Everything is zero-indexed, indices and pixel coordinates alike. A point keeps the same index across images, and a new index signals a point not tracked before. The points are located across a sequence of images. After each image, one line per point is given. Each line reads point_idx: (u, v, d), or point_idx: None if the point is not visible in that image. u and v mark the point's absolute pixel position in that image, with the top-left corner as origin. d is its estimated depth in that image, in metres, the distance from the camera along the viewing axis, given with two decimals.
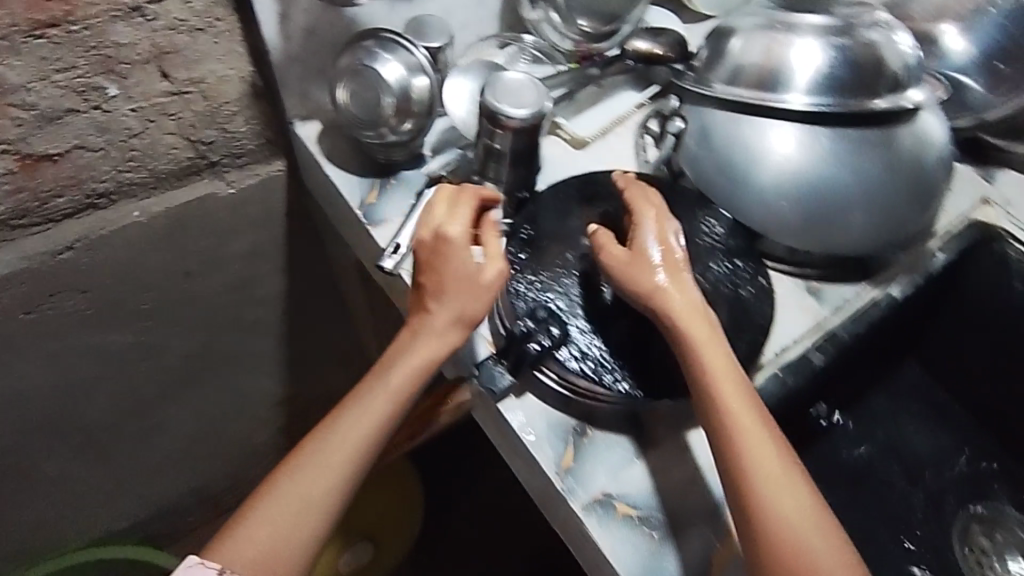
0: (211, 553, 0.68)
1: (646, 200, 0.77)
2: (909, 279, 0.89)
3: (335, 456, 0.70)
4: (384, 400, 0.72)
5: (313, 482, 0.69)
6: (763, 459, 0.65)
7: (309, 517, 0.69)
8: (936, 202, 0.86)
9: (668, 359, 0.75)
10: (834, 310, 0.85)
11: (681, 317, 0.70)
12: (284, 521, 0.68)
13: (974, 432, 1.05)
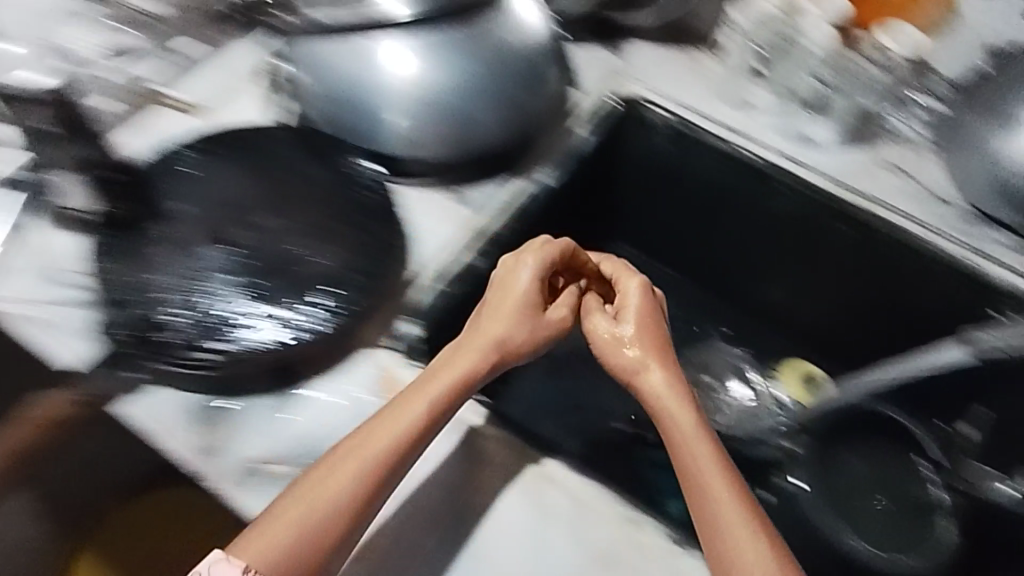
0: (239, 547, 0.57)
1: (631, 284, 0.78)
2: (557, 164, 0.92)
3: (379, 444, 0.62)
4: (443, 397, 0.66)
5: (384, 452, 0.62)
6: (728, 521, 0.61)
7: (341, 511, 0.59)
8: (550, 85, 0.88)
9: (301, 303, 0.70)
10: (487, 212, 0.85)
11: (654, 379, 0.71)
12: (312, 511, 0.58)
13: (679, 294, 1.15)
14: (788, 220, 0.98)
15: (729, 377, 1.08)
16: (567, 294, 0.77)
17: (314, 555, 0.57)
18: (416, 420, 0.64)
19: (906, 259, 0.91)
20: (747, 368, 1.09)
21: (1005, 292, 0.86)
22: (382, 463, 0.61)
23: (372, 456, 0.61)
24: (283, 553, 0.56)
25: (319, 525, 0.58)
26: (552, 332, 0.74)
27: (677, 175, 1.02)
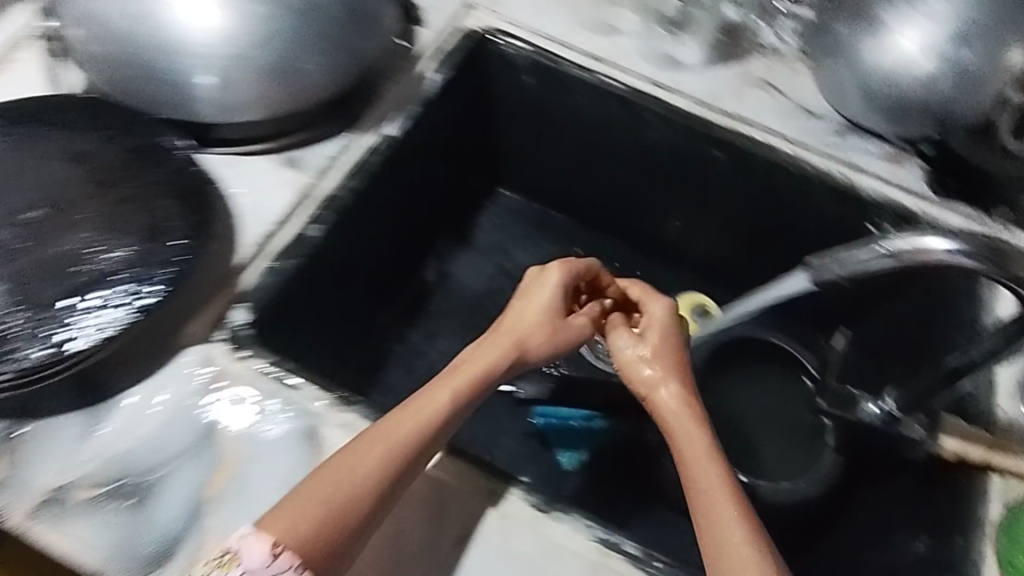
0: (265, 526, 0.52)
1: (658, 305, 0.70)
2: (398, 112, 0.83)
3: (405, 435, 0.57)
4: (471, 396, 0.61)
5: (406, 446, 0.57)
6: (723, 540, 0.54)
7: (359, 504, 0.54)
8: (381, 26, 0.79)
9: (93, 303, 0.61)
10: (317, 172, 0.76)
11: (664, 389, 0.63)
12: (341, 488, 0.54)
13: (568, 235, 1.11)
14: (661, 149, 0.94)
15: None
16: (592, 307, 0.71)
17: (323, 552, 0.52)
18: (442, 414, 0.59)
19: (777, 178, 0.89)
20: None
21: (873, 203, 0.85)
22: (405, 457, 0.56)
23: (394, 449, 0.56)
24: (304, 539, 0.52)
25: (335, 511, 0.53)
26: (577, 340, 0.68)
27: (545, 111, 0.97)
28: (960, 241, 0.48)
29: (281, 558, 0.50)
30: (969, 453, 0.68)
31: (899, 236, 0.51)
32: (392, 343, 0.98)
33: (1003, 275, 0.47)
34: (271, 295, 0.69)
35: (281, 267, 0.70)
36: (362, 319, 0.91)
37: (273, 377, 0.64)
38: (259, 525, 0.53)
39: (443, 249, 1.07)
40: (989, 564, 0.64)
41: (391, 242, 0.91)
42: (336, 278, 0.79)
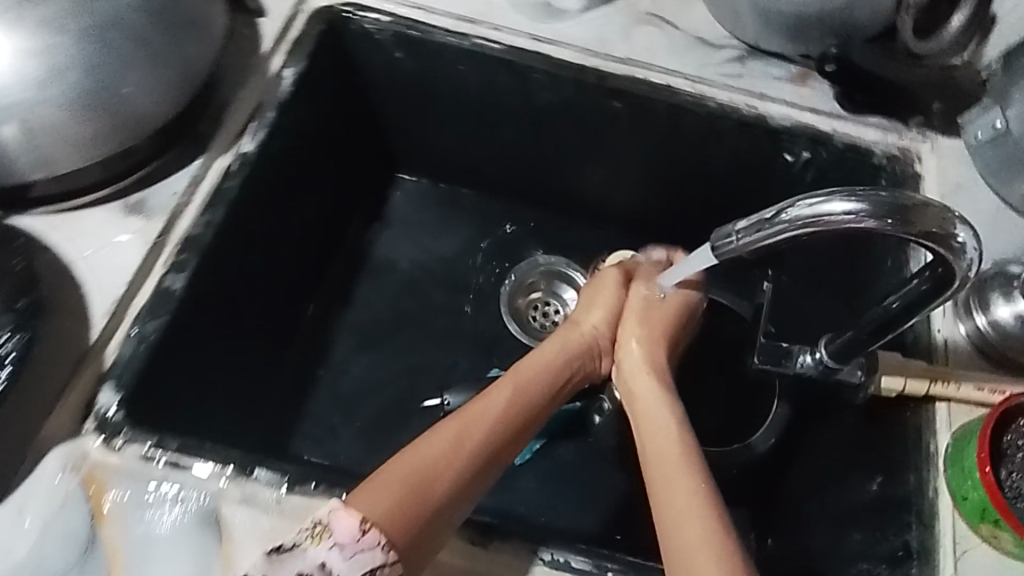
0: (357, 497, 0.52)
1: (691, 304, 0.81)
2: (249, 122, 0.73)
3: (487, 419, 0.61)
4: (539, 387, 0.67)
5: (491, 429, 0.61)
6: (692, 520, 0.55)
7: (440, 482, 0.55)
8: (207, 30, 0.68)
9: None
10: (165, 214, 0.67)
11: (648, 403, 0.69)
12: (426, 463, 0.56)
13: (484, 210, 1.02)
14: (556, 108, 0.86)
15: (558, 292, 1.00)
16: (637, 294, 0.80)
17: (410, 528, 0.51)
18: (517, 397, 0.64)
19: (682, 121, 0.83)
20: (576, 277, 1.00)
21: (784, 132, 0.81)
22: (485, 442, 0.60)
23: (480, 428, 0.60)
24: (387, 512, 0.51)
25: (416, 484, 0.54)
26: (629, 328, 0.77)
27: (425, 86, 0.88)
28: (862, 200, 0.42)
29: (371, 533, 0.49)
30: (909, 390, 0.64)
31: (796, 199, 0.45)
32: (311, 368, 0.90)
33: (910, 231, 0.42)
34: (141, 366, 0.61)
35: (145, 332, 0.62)
36: (267, 353, 0.83)
37: (156, 461, 0.58)
38: (349, 498, 0.52)
39: (349, 251, 0.97)
40: (945, 498, 0.63)
41: (280, 265, 0.82)
42: (218, 323, 0.72)
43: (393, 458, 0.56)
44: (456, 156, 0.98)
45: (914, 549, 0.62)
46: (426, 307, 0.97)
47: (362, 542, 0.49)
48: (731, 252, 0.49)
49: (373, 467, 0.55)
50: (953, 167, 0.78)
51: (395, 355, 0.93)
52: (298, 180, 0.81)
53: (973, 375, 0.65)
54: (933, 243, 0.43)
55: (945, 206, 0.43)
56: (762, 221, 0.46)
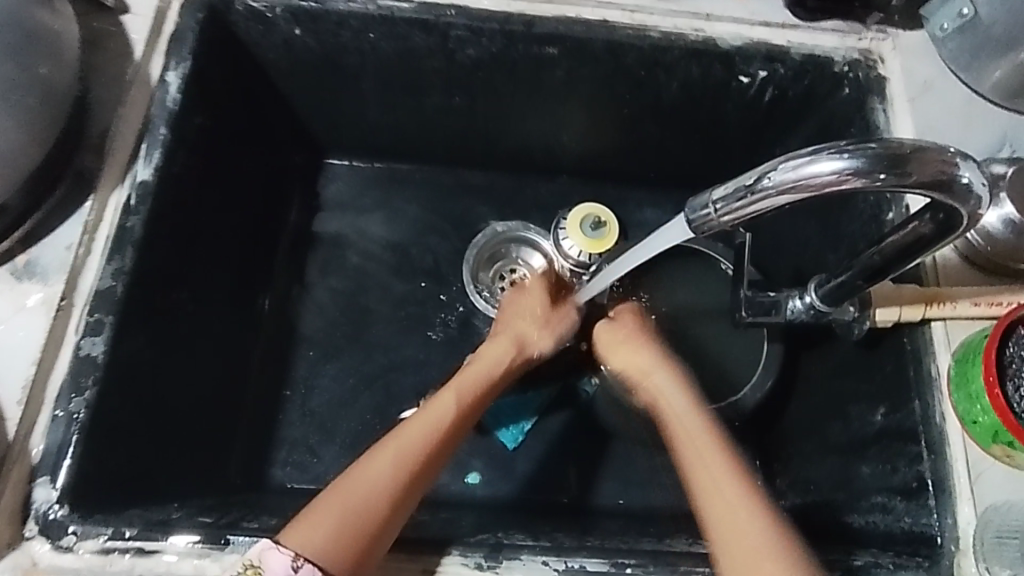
0: (294, 536, 0.50)
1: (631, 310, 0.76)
2: (139, 145, 0.63)
3: (422, 432, 0.58)
4: (475, 385, 0.65)
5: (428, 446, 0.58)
6: (716, 498, 0.56)
7: (379, 507, 0.52)
8: (61, 49, 0.58)
9: None
10: (63, 273, 0.58)
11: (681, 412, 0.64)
12: (366, 492, 0.53)
13: (429, 185, 0.94)
14: (485, 64, 0.77)
15: (521, 257, 0.91)
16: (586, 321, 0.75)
17: (362, 550, 0.50)
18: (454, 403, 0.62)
19: (624, 58, 0.75)
20: (538, 238, 0.91)
21: (736, 54, 0.74)
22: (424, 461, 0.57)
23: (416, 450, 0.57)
24: (325, 546, 0.49)
25: (357, 517, 0.51)
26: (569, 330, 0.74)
27: (336, 62, 0.77)
28: (851, 155, 0.37)
29: (304, 569, 0.48)
30: (905, 318, 0.61)
31: (777, 162, 0.39)
32: (276, 391, 0.82)
33: (908, 181, 0.37)
34: (76, 453, 0.54)
35: (72, 414, 0.55)
36: (220, 390, 0.75)
37: (119, 551, 0.52)
38: (284, 538, 0.50)
39: (289, 256, 0.88)
40: (953, 423, 0.60)
41: (214, 293, 0.74)
42: (159, 376, 0.64)
43: (330, 491, 0.54)
44: (385, 132, 0.88)
45: (929, 480, 0.60)
46: (388, 302, 0.89)
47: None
48: (712, 225, 0.44)
49: (309, 504, 0.52)
50: (919, 64, 0.73)
51: (363, 360, 0.86)
52: (211, 197, 0.72)
53: (969, 291, 0.61)
54: (935, 190, 0.38)
55: (944, 146, 0.37)
56: (743, 190, 0.41)
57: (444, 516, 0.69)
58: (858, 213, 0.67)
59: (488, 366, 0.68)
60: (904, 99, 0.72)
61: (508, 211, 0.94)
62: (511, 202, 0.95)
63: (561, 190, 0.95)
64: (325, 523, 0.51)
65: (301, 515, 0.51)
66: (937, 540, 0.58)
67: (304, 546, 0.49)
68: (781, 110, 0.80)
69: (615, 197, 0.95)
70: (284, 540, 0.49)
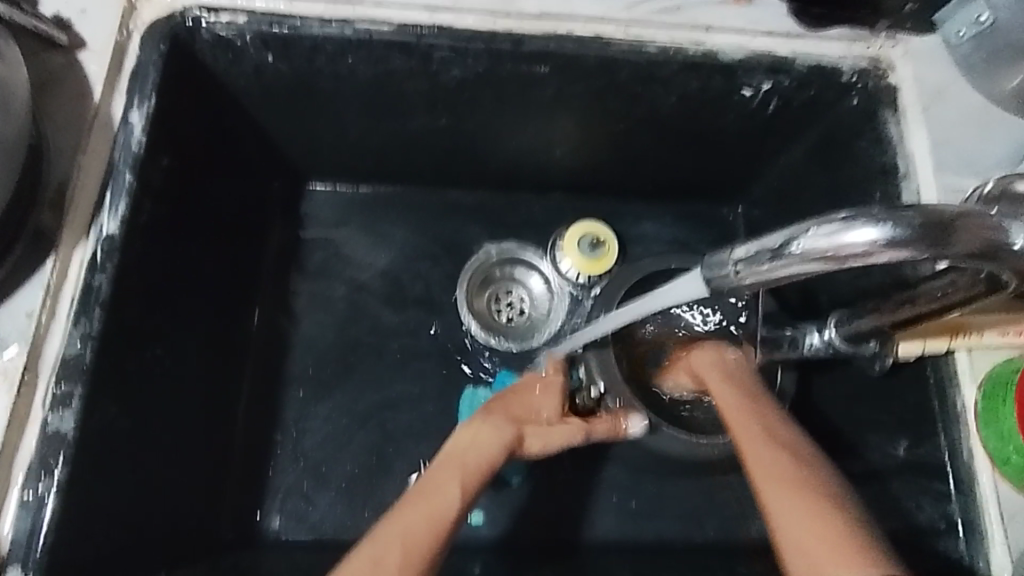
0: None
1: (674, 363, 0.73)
2: (103, 194, 0.58)
3: (429, 515, 0.53)
4: (481, 462, 0.59)
5: (442, 504, 0.54)
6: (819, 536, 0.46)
7: None
8: (7, 98, 0.52)
9: None
10: (25, 343, 0.54)
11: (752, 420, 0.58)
12: None
13: (417, 207, 0.89)
14: (472, 85, 0.72)
15: (519, 278, 0.88)
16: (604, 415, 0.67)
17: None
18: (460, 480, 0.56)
19: (620, 74, 0.70)
20: (535, 258, 0.88)
21: (739, 67, 0.69)
22: (436, 521, 0.53)
23: (422, 511, 0.53)
24: None
25: None
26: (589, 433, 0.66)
27: (312, 88, 0.72)
28: (891, 225, 0.33)
29: None
30: (929, 351, 0.58)
31: (808, 227, 0.36)
32: (265, 436, 0.77)
33: (951, 252, 0.34)
34: (47, 541, 0.50)
35: (42, 496, 0.51)
36: (204, 442, 0.71)
37: None
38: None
39: (270, 290, 0.83)
40: (982, 461, 0.57)
41: (193, 341, 0.70)
42: (136, 440, 0.60)
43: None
44: (369, 155, 0.83)
45: (958, 521, 0.58)
46: (379, 332, 0.84)
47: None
48: (731, 286, 0.40)
49: None
50: (931, 71, 0.69)
51: (356, 397, 0.81)
52: (183, 241, 0.68)
53: (993, 319, 0.58)
54: (978, 258, 0.35)
55: (990, 213, 0.34)
56: (768, 255, 0.37)
57: None
58: None
59: (496, 442, 0.61)
60: (917, 109, 0.68)
61: (503, 231, 0.89)
62: (505, 221, 0.90)
63: (555, 207, 0.90)
64: None
65: None
66: None
67: None
68: (785, 121, 0.75)
69: (612, 211, 0.91)
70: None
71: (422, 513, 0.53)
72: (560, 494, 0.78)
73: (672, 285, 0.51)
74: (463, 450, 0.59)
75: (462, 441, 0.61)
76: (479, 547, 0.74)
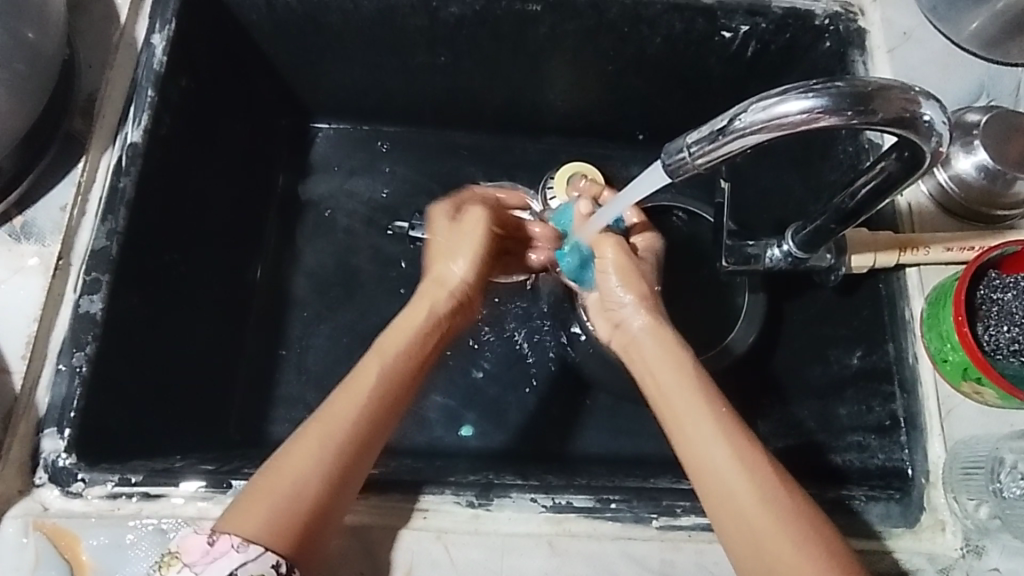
0: (229, 525, 0.49)
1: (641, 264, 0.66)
2: (128, 107, 0.64)
3: (352, 415, 0.55)
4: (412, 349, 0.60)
5: (354, 415, 0.55)
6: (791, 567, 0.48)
7: (317, 489, 0.51)
8: (48, 12, 0.59)
9: None
10: (59, 234, 0.60)
11: (711, 461, 0.53)
12: (302, 486, 0.51)
13: (416, 146, 0.94)
14: (469, 22, 0.78)
15: None
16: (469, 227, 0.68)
17: (302, 540, 0.50)
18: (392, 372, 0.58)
19: (608, 13, 0.76)
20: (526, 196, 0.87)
21: (718, 8, 0.75)
22: (355, 436, 0.54)
23: (346, 425, 0.54)
24: (265, 533, 0.49)
25: (293, 506, 0.50)
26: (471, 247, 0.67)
27: (320, 22, 0.78)
28: (819, 95, 0.40)
29: (220, 542, 0.48)
30: (880, 263, 0.63)
31: (748, 103, 0.41)
32: (271, 351, 0.83)
33: (873, 118, 0.40)
34: (81, 405, 0.57)
35: (75, 367, 0.57)
36: (214, 346, 0.77)
37: (126, 496, 0.54)
38: (221, 525, 0.49)
39: (278, 218, 0.88)
40: (925, 363, 0.62)
41: (206, 255, 0.75)
42: (155, 334, 0.66)
43: (267, 485, 0.51)
44: (371, 93, 0.88)
45: (902, 417, 0.63)
46: (379, 261, 0.89)
47: (213, 552, 0.48)
48: (688, 170, 0.46)
49: (236, 507, 0.50)
50: (899, 14, 0.73)
51: (357, 318, 0.86)
52: (199, 158, 0.73)
53: (944, 237, 0.63)
54: (900, 128, 0.41)
55: (905, 86, 0.40)
56: (715, 133, 0.43)
57: (441, 463, 0.71)
58: (839, 164, 0.70)
59: (420, 320, 0.62)
60: (883, 50, 0.72)
61: (498, 170, 0.94)
62: (502, 161, 0.94)
63: (549, 150, 0.95)
64: (253, 519, 0.49)
65: (231, 522, 0.49)
66: (908, 472, 0.61)
67: (236, 532, 0.48)
68: (763, 65, 0.80)
69: (603, 154, 0.95)
70: (218, 528, 0.49)
71: (347, 417, 0.54)
72: (536, 408, 0.84)
73: (643, 185, 0.57)
74: (399, 342, 0.60)
75: (388, 340, 0.60)
76: (468, 454, 0.80)
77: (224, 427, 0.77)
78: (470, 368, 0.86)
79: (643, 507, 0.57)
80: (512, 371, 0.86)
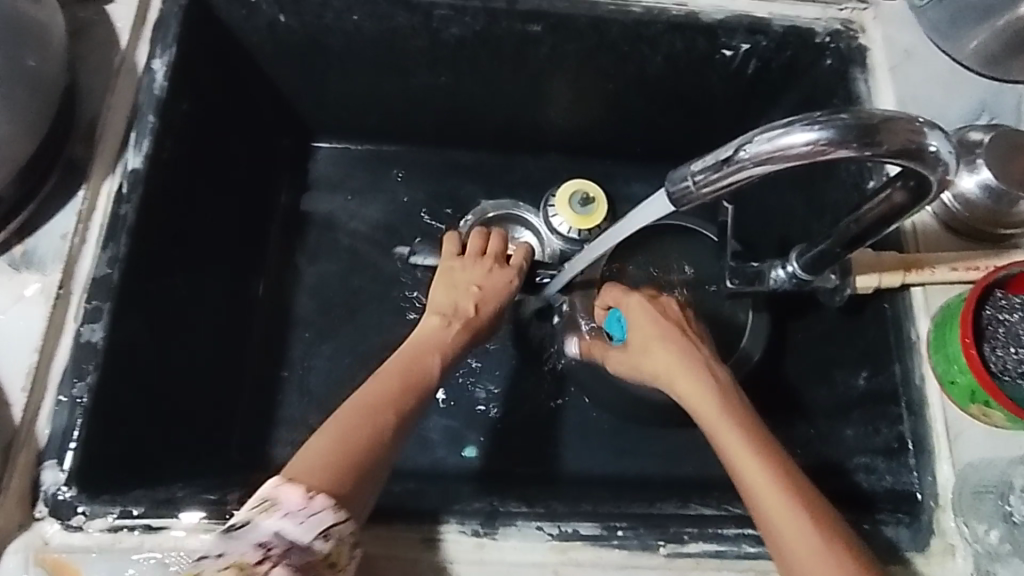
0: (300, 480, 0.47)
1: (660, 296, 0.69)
2: (128, 133, 0.64)
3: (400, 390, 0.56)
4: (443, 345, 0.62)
5: (401, 393, 0.56)
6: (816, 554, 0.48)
7: (374, 451, 0.51)
8: (48, 41, 0.59)
9: None
10: (60, 261, 0.60)
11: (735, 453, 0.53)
12: (363, 444, 0.51)
13: (416, 164, 0.93)
14: (469, 42, 0.78)
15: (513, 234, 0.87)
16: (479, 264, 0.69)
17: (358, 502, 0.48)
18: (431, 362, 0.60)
19: (609, 33, 0.76)
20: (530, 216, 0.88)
21: (719, 27, 0.74)
22: (404, 410, 0.55)
23: (394, 397, 0.55)
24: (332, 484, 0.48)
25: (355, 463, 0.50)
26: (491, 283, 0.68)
27: (320, 44, 0.78)
28: (824, 127, 0.39)
29: (318, 499, 0.46)
30: (885, 284, 0.63)
31: (753, 134, 0.41)
32: (273, 373, 0.83)
33: (879, 150, 0.39)
34: (82, 435, 0.56)
35: (75, 398, 0.56)
36: (216, 370, 0.77)
37: (127, 529, 0.53)
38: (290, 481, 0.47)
39: (279, 239, 0.88)
40: (933, 385, 0.62)
41: (208, 278, 0.75)
42: (157, 360, 0.66)
43: (329, 445, 0.50)
44: (371, 112, 0.88)
45: (910, 439, 0.62)
46: (381, 281, 0.89)
47: (312, 508, 0.46)
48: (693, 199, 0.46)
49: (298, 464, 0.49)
50: (900, 32, 0.73)
51: (358, 339, 0.86)
52: (200, 181, 0.73)
53: (948, 257, 0.63)
54: (906, 159, 0.40)
55: (911, 117, 0.39)
56: (719, 163, 0.43)
57: (444, 486, 0.71)
58: (841, 183, 0.70)
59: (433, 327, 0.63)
60: (884, 67, 0.72)
61: (499, 188, 0.94)
62: (502, 179, 0.94)
63: (549, 168, 0.94)
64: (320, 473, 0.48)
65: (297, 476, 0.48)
66: (917, 495, 0.60)
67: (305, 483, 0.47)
68: (764, 83, 0.80)
69: (605, 171, 0.95)
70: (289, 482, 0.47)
71: (400, 392, 0.56)
72: (541, 427, 0.84)
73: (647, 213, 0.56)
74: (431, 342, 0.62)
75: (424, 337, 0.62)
76: (473, 475, 0.79)
77: (226, 450, 0.77)
78: (473, 387, 0.85)
79: (650, 534, 0.57)
80: (514, 391, 0.85)
